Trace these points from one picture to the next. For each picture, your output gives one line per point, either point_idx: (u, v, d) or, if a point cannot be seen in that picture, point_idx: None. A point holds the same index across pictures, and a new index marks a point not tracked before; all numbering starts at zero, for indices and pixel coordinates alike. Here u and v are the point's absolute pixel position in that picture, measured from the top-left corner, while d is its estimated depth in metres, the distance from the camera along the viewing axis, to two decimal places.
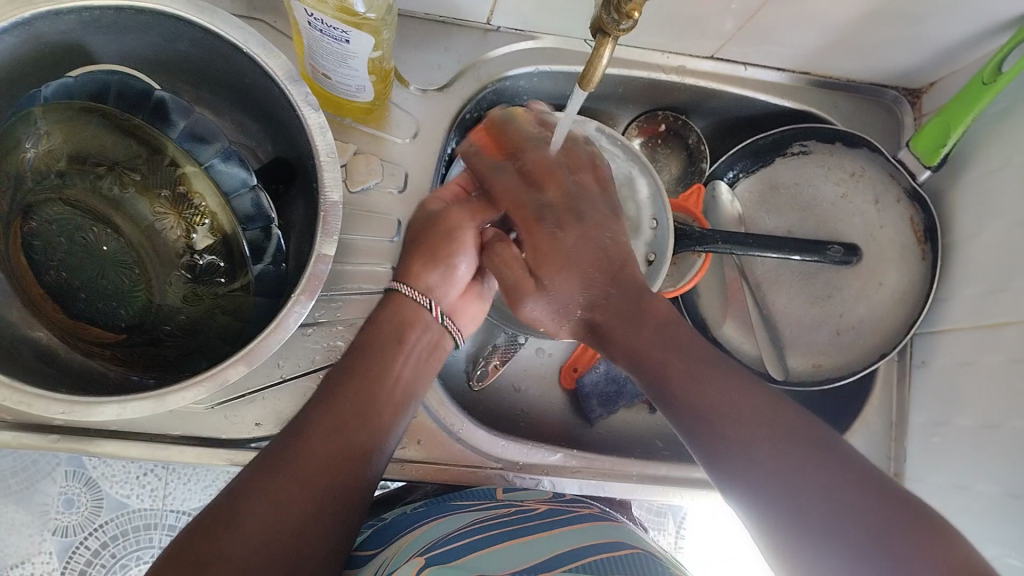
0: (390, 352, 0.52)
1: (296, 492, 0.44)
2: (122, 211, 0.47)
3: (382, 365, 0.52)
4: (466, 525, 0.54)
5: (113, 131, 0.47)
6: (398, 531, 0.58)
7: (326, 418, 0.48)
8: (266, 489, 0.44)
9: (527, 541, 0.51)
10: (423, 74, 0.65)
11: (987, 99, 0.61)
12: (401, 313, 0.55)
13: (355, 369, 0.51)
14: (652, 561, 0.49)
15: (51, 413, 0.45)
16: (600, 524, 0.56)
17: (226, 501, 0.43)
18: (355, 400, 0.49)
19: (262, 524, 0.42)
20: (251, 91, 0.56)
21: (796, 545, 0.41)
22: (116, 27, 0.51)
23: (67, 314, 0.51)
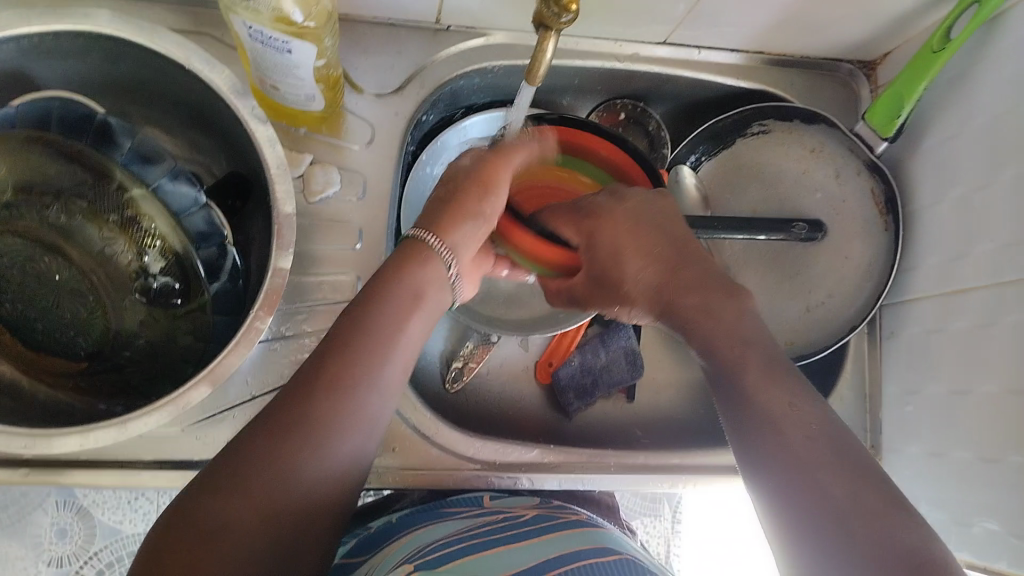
0: (392, 325, 0.49)
1: (294, 471, 0.43)
2: (72, 241, 0.47)
3: (388, 335, 0.49)
4: (455, 532, 0.54)
5: (59, 160, 0.47)
6: (381, 539, 0.58)
7: (331, 382, 0.46)
8: (250, 463, 0.42)
9: (514, 547, 0.51)
10: (376, 78, 0.64)
11: (937, 67, 0.61)
12: (415, 263, 0.52)
13: (360, 345, 0.47)
14: (631, 562, 0.49)
15: (13, 449, 0.45)
16: (580, 530, 0.56)
17: (209, 475, 0.42)
18: (364, 364, 0.47)
19: (253, 501, 0.41)
20: (200, 106, 0.56)
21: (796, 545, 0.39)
22: (56, 53, 0.51)
23: (28, 346, 0.51)
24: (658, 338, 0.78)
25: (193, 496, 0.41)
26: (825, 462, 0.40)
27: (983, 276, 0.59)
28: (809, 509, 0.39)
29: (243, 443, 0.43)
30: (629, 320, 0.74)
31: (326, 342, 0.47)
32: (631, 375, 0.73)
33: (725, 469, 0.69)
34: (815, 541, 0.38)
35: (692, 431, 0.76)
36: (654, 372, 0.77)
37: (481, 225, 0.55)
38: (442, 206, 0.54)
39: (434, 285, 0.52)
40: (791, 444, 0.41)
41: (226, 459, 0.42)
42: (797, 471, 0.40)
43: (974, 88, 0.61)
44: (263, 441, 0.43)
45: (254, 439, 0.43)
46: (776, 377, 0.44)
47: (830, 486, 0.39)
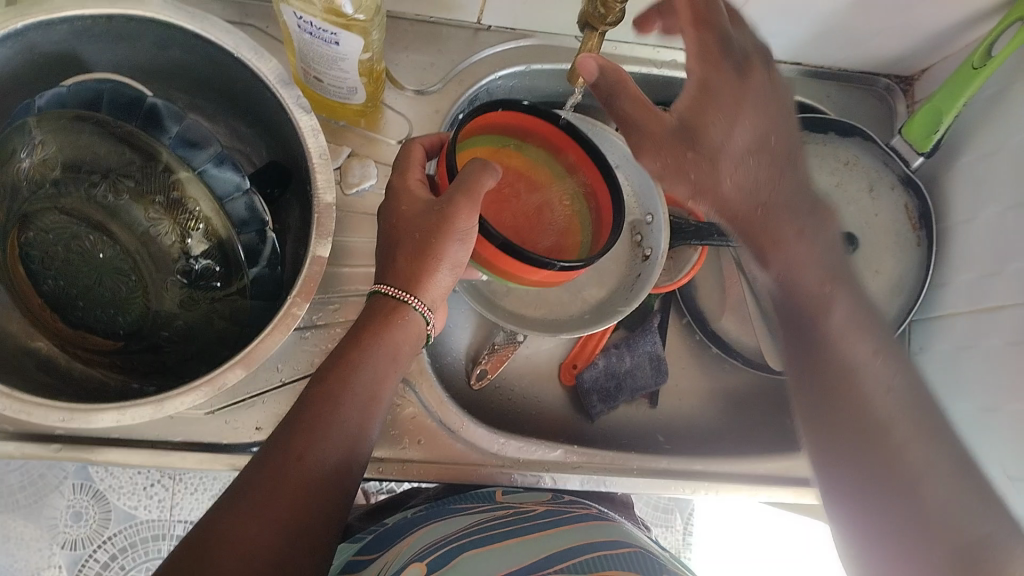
0: (366, 382, 0.48)
1: (273, 530, 0.41)
2: (117, 220, 0.47)
3: (361, 391, 0.48)
4: (463, 528, 0.54)
5: (107, 140, 0.47)
6: (397, 535, 0.58)
7: (307, 439, 0.44)
8: (230, 525, 0.40)
9: (522, 541, 0.51)
10: (415, 74, 0.65)
11: (977, 83, 0.61)
12: (391, 327, 0.50)
13: (337, 399, 0.47)
14: (648, 557, 0.49)
15: (51, 422, 0.46)
16: (595, 523, 0.56)
17: (194, 536, 0.40)
18: (342, 416, 0.46)
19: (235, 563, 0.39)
20: (244, 95, 0.56)
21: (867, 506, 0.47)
22: (107, 36, 0.52)
23: (66, 324, 0.52)
24: (682, 345, 0.78)
25: (176, 561, 0.39)
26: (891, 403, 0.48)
27: (1016, 294, 0.59)
28: (876, 462, 0.46)
29: (224, 503, 0.42)
30: (654, 327, 0.74)
31: (299, 409, 0.46)
32: (655, 381, 0.73)
33: (746, 477, 0.69)
34: (869, 482, 0.46)
35: (713, 438, 0.76)
36: (678, 378, 0.77)
37: (454, 273, 0.51)
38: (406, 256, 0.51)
39: (412, 342, 0.51)
40: (862, 391, 0.48)
41: (207, 523, 0.41)
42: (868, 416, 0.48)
43: (1013, 107, 0.61)
44: (246, 501, 0.41)
45: (238, 496, 0.42)
46: (852, 327, 0.51)
47: (889, 426, 0.47)
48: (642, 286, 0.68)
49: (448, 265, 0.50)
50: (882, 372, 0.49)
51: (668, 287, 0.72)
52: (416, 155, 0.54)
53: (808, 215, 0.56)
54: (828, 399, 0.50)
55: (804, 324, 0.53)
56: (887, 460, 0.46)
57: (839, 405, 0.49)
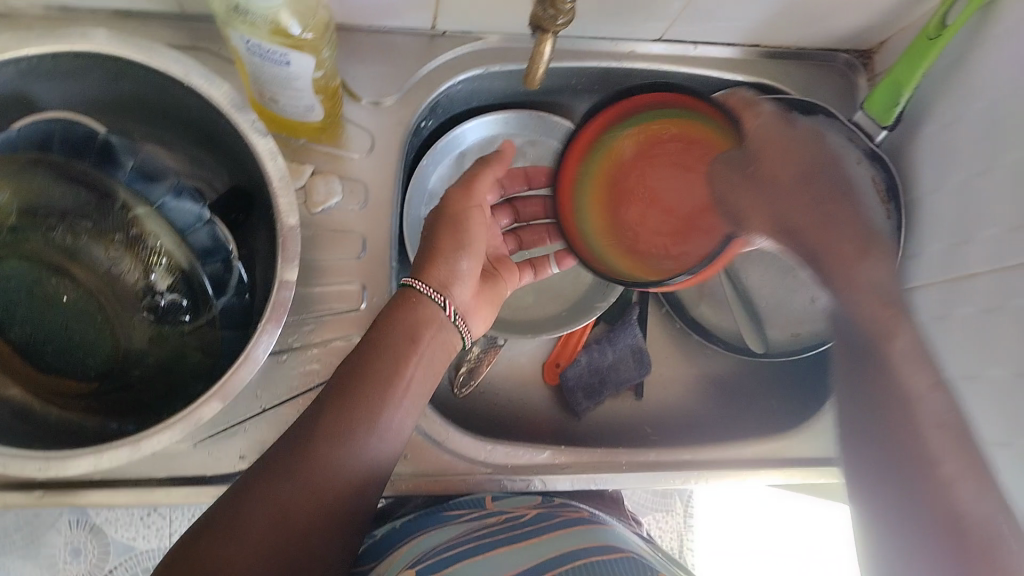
0: (403, 356, 0.51)
1: (300, 500, 0.46)
2: (78, 261, 0.48)
3: (395, 365, 0.51)
4: (458, 535, 0.54)
5: (62, 182, 0.48)
6: (388, 545, 0.58)
7: (340, 414, 0.48)
8: (260, 493, 0.45)
9: (512, 549, 0.51)
10: (372, 85, 0.64)
11: (935, 53, 0.61)
12: (412, 302, 0.53)
13: (370, 372, 0.50)
14: (641, 562, 0.49)
15: (28, 472, 0.45)
16: (589, 527, 0.56)
17: (229, 498, 0.45)
18: (363, 410, 0.49)
19: (262, 528, 0.44)
20: (201, 122, 0.56)
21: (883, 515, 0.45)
22: (56, 74, 0.51)
23: (38, 368, 0.50)
24: (663, 335, 0.78)
25: (212, 519, 0.45)
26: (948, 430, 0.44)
27: (987, 260, 0.59)
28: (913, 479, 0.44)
29: (240, 490, 0.46)
30: (634, 319, 0.74)
31: (339, 379, 0.50)
32: (638, 373, 0.73)
33: (734, 463, 0.69)
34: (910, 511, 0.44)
35: (703, 424, 0.76)
36: (662, 368, 0.77)
37: (468, 265, 0.57)
38: (444, 255, 0.56)
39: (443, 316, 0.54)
40: (910, 406, 0.45)
41: (218, 511, 0.45)
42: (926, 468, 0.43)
43: (972, 73, 0.61)
44: (278, 471, 0.46)
45: (271, 465, 0.46)
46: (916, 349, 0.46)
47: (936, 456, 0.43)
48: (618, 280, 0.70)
49: (462, 257, 0.57)
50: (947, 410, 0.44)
51: None
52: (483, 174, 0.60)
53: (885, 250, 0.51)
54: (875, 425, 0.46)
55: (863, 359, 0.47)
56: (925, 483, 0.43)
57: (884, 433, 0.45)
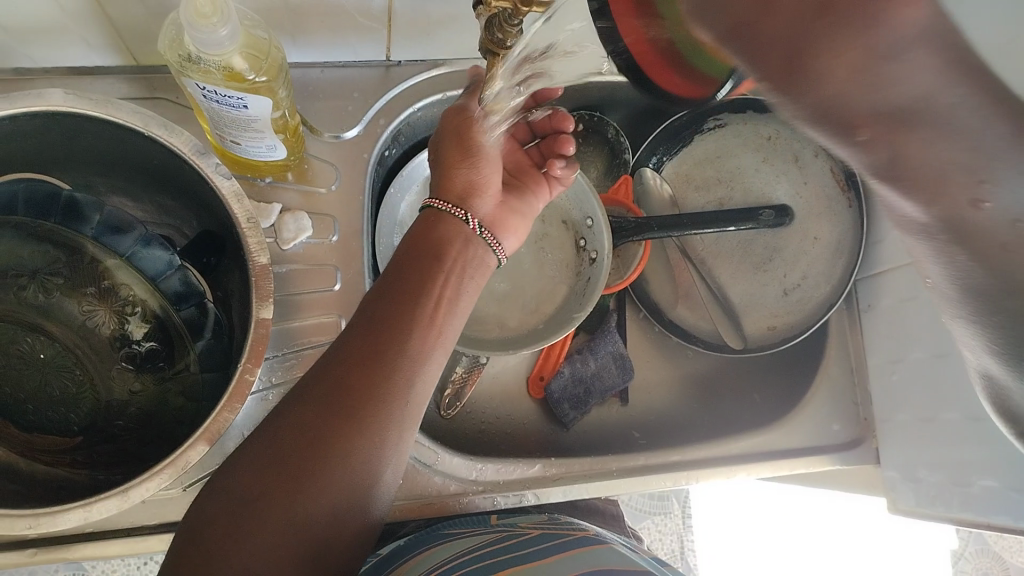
0: (425, 281, 0.51)
1: (339, 426, 0.44)
2: (54, 318, 0.50)
3: (420, 291, 0.50)
4: (458, 556, 0.54)
5: (30, 243, 0.49)
6: (385, 562, 0.58)
7: (371, 339, 0.47)
8: (294, 424, 0.44)
9: (519, 569, 0.50)
10: (333, 120, 0.65)
11: None
12: (438, 222, 0.55)
13: (397, 299, 0.49)
14: None
15: (17, 530, 0.44)
16: (588, 550, 0.55)
17: (268, 433, 0.44)
18: (398, 340, 0.47)
19: (302, 454, 0.43)
20: (164, 170, 0.56)
21: None
22: (16, 135, 0.51)
23: (20, 428, 0.50)
24: (643, 339, 0.79)
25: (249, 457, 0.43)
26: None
27: None
28: None
29: (277, 433, 0.44)
30: (612, 326, 0.75)
31: (368, 311, 0.49)
32: (622, 379, 0.74)
33: (723, 460, 0.70)
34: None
35: (690, 425, 0.76)
36: (645, 372, 0.79)
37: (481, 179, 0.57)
38: (459, 166, 0.56)
39: (460, 238, 0.55)
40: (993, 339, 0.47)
41: (257, 454, 0.43)
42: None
43: None
44: (311, 400, 0.45)
45: (308, 397, 0.45)
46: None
47: None
48: (593, 288, 0.69)
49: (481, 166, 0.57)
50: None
51: (617, 286, 0.72)
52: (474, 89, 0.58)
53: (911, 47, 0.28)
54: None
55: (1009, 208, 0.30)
56: None
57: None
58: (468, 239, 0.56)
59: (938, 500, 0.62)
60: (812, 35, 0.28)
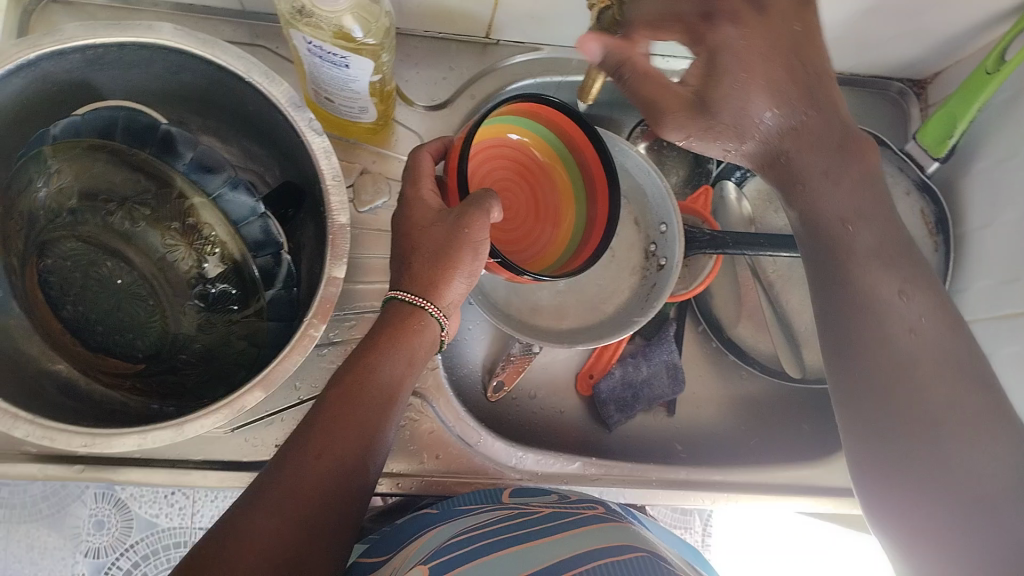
0: (387, 383, 0.49)
1: (289, 530, 0.42)
2: (134, 245, 0.49)
3: (379, 397, 0.49)
4: (476, 530, 0.54)
5: (123, 169, 0.49)
6: (404, 537, 0.57)
7: (326, 437, 0.46)
8: (245, 524, 0.41)
9: (535, 544, 0.50)
10: (425, 91, 0.65)
11: (993, 88, 0.60)
12: (411, 327, 0.51)
13: (353, 397, 0.48)
14: (650, 561, 0.45)
15: (72, 446, 0.46)
16: (608, 527, 0.53)
17: (215, 533, 0.41)
18: (361, 425, 0.47)
19: (253, 559, 0.40)
20: (257, 117, 0.57)
21: (916, 481, 0.44)
22: (122, 63, 0.52)
23: (87, 347, 0.52)
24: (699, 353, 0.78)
25: (194, 555, 0.40)
26: (936, 378, 0.46)
27: None
28: (921, 431, 0.45)
29: (235, 509, 0.42)
30: (671, 335, 0.74)
31: (319, 407, 0.47)
32: (672, 391, 0.73)
33: (761, 486, 0.69)
34: (903, 481, 0.45)
35: (732, 447, 0.75)
36: (696, 386, 0.77)
37: (470, 279, 0.52)
38: (446, 268, 0.51)
39: (427, 345, 0.52)
40: (886, 338, 0.48)
41: (217, 529, 0.41)
42: (916, 401, 0.46)
43: None
44: (264, 497, 0.43)
45: (257, 494, 0.43)
46: (880, 250, 0.50)
47: (913, 371, 0.46)
48: (657, 295, 0.67)
49: (465, 272, 0.51)
50: (940, 346, 0.47)
51: (684, 296, 0.71)
52: (425, 166, 0.54)
53: (836, 145, 0.51)
54: (850, 346, 0.50)
55: (823, 262, 0.52)
56: (911, 404, 0.46)
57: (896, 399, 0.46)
58: (431, 346, 0.53)
59: None
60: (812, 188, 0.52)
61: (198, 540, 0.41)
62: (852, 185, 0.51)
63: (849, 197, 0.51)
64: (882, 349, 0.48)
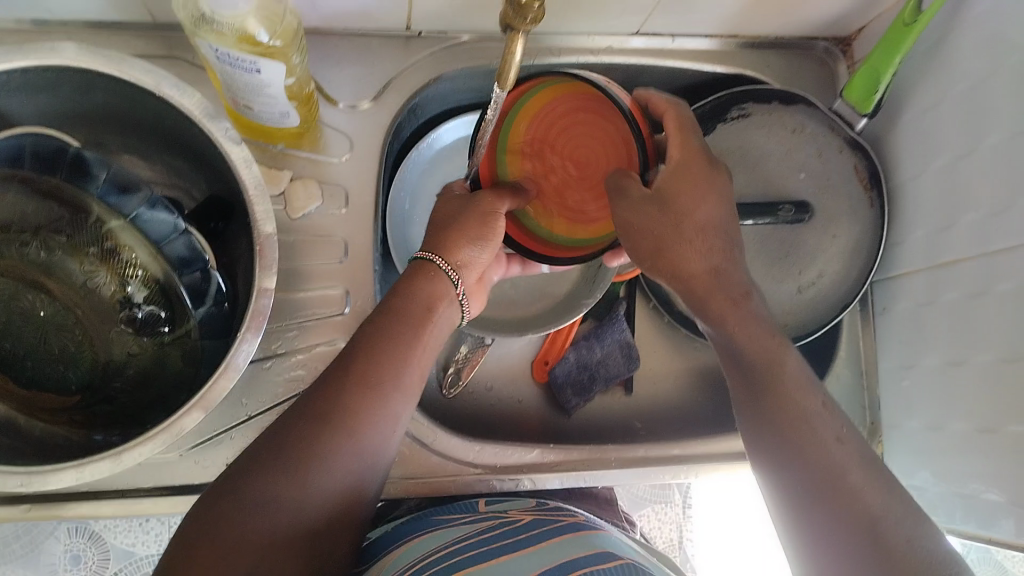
0: (413, 337, 0.50)
1: (312, 483, 0.44)
2: (53, 276, 0.47)
3: (405, 349, 0.50)
4: (461, 539, 0.54)
5: (33, 197, 0.47)
6: (380, 548, 0.57)
7: (353, 392, 0.47)
8: (272, 470, 0.43)
9: (512, 558, 0.49)
10: (350, 89, 0.64)
11: (912, 39, 0.60)
12: (423, 275, 0.53)
13: (380, 348, 0.49)
14: (635, 569, 0.46)
15: (8, 487, 0.45)
16: (580, 534, 0.54)
17: (243, 470, 0.44)
18: (380, 395, 0.48)
19: (276, 510, 0.43)
20: (175, 132, 0.56)
21: (816, 529, 0.43)
22: (27, 88, 0.51)
23: (18, 383, 0.50)
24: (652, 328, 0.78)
25: (221, 491, 0.43)
26: (864, 478, 0.44)
27: (971, 246, 0.59)
28: (820, 481, 0.44)
29: (261, 450, 0.45)
30: (622, 315, 0.74)
31: (348, 357, 0.49)
32: (627, 368, 0.73)
33: (723, 456, 0.69)
34: (815, 509, 0.44)
35: (693, 418, 0.76)
36: (653, 362, 0.77)
37: (486, 250, 0.54)
38: (455, 240, 0.53)
39: (445, 299, 0.54)
40: (817, 432, 0.46)
41: (232, 484, 0.43)
42: (814, 455, 0.45)
43: (948, 59, 0.60)
44: (293, 445, 0.45)
45: (285, 438, 0.45)
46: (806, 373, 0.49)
47: (845, 467, 0.44)
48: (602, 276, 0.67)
49: (478, 241, 0.54)
50: (862, 455, 0.45)
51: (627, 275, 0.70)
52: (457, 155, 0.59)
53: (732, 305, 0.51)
54: (775, 420, 0.47)
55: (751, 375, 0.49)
56: (821, 460, 0.45)
57: (804, 451, 0.45)
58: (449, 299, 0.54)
59: (938, 507, 0.62)
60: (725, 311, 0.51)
61: (224, 474, 0.44)
62: (760, 326, 0.50)
63: (753, 333, 0.50)
64: (807, 431, 0.46)
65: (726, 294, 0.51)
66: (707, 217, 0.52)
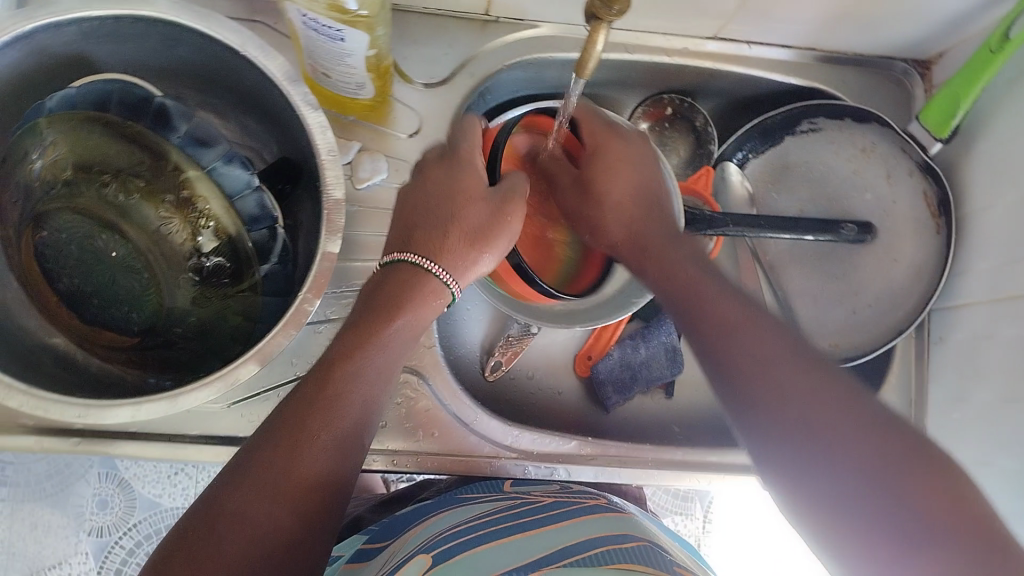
0: (369, 359, 0.48)
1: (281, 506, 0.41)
2: (129, 220, 0.50)
3: (364, 373, 0.48)
4: (475, 518, 0.54)
5: (117, 142, 0.50)
6: (404, 525, 0.58)
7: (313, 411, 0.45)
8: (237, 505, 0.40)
9: (529, 535, 0.49)
10: (423, 67, 0.65)
11: (997, 66, 0.59)
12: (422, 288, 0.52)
13: (338, 372, 0.47)
14: (656, 550, 0.46)
15: (67, 418, 0.47)
16: (609, 516, 0.54)
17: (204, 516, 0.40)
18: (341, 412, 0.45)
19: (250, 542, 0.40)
20: (252, 93, 0.57)
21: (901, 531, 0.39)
22: (117, 36, 0.52)
23: (83, 322, 0.52)
24: None
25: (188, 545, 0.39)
26: (914, 454, 0.40)
27: None
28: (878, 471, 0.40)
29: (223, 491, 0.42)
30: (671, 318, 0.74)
31: (303, 387, 0.46)
32: (671, 371, 0.73)
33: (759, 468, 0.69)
34: (884, 506, 0.40)
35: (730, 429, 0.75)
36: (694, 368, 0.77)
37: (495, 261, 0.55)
38: (468, 250, 0.53)
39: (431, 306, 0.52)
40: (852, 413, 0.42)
41: (206, 516, 0.41)
42: (869, 445, 0.41)
43: None
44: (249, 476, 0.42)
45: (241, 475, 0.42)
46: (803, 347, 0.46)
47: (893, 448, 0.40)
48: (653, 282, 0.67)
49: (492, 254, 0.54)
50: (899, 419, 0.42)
51: None
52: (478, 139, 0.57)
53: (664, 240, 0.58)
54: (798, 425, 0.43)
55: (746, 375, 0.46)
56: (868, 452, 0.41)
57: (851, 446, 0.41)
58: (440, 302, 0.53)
59: None
60: (661, 251, 0.58)
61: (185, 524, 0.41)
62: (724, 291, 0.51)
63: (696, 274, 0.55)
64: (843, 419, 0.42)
65: (665, 239, 0.58)
66: (637, 176, 0.60)
